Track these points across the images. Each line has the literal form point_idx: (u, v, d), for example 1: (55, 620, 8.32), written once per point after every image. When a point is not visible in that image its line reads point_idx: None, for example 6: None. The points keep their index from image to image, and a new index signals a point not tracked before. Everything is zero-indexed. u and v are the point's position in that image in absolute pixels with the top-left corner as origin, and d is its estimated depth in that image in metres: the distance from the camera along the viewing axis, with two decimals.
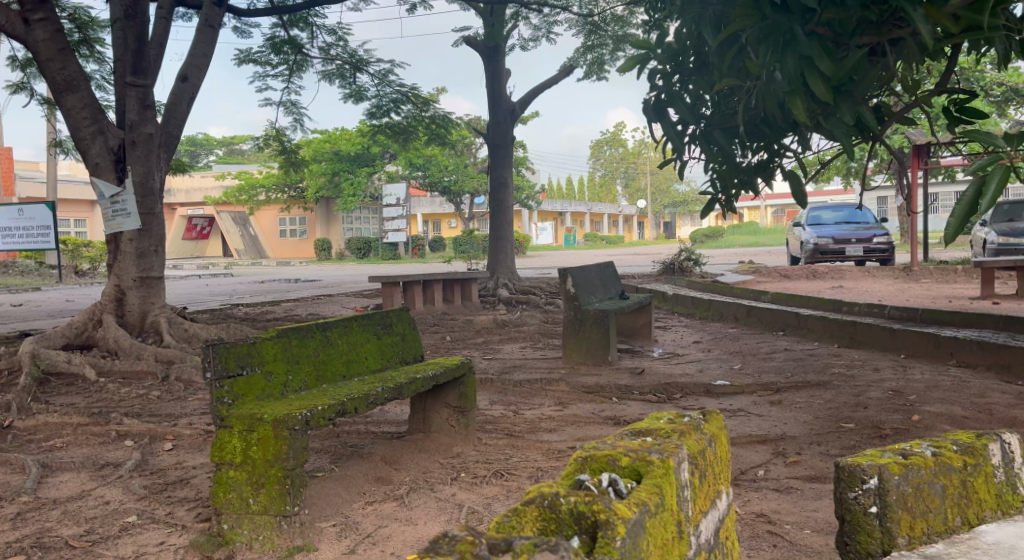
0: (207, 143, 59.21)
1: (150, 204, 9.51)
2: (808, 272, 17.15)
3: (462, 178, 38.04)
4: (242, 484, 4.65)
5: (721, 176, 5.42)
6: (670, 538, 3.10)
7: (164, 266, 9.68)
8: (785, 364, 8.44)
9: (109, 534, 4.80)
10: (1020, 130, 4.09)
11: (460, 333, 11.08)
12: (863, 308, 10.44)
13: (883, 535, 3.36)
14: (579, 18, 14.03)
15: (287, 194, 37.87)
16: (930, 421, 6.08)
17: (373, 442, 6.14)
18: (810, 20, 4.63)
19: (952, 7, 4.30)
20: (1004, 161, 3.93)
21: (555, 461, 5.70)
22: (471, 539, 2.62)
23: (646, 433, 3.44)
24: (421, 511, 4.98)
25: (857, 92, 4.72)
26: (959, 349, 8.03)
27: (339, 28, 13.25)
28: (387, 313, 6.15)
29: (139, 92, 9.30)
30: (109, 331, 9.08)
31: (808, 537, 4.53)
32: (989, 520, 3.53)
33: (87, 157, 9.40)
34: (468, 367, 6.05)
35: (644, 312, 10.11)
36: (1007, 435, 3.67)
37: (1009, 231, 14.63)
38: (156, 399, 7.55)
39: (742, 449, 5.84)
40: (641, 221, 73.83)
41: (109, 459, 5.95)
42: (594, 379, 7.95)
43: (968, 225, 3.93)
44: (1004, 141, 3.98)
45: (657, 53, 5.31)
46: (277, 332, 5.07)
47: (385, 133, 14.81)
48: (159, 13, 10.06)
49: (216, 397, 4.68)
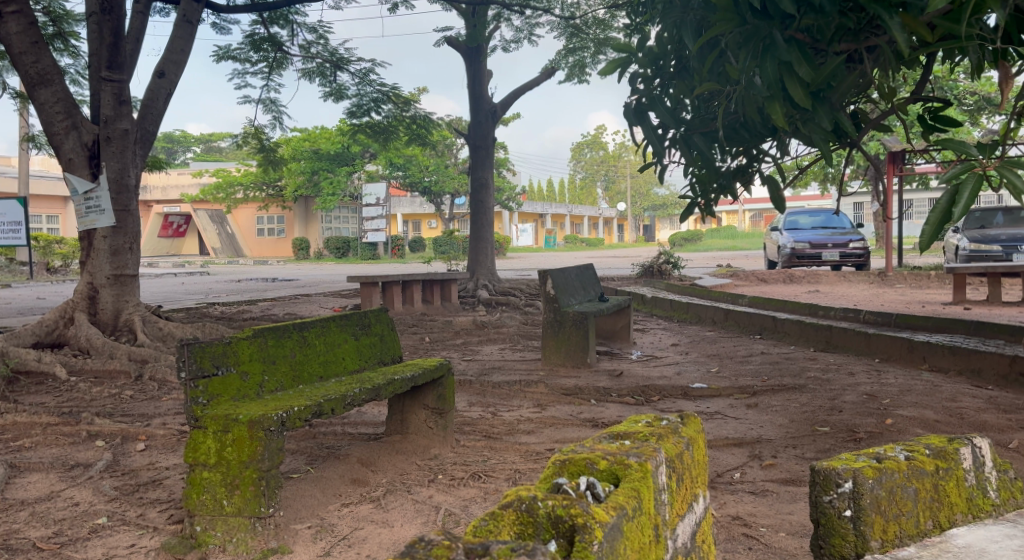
0: (184, 140, 58.69)
1: (125, 201, 9.39)
2: (785, 277, 17.38)
3: (443, 179, 38.31)
4: (217, 485, 4.57)
5: (700, 180, 5.41)
6: (647, 541, 3.05)
7: (139, 264, 9.57)
8: (762, 368, 8.52)
9: (78, 536, 4.66)
10: (991, 140, 4.12)
11: (440, 334, 11.06)
12: (838, 313, 10.59)
13: (857, 538, 3.36)
14: (561, 21, 14.12)
15: (265, 193, 37.54)
16: (903, 425, 6.15)
17: (350, 443, 6.07)
18: (789, 27, 4.62)
19: (927, 16, 4.30)
20: (977, 170, 3.92)
21: (533, 463, 5.64)
22: (447, 544, 2.60)
23: (624, 436, 3.40)
24: (398, 513, 4.89)
25: (834, 97, 4.70)
26: (932, 353, 8.16)
27: (320, 26, 13.16)
28: (367, 314, 6.11)
29: (114, 87, 9.18)
30: (81, 330, 8.93)
31: (782, 540, 4.46)
32: (960, 524, 3.57)
33: (59, 152, 9.26)
34: (446, 367, 6.02)
35: (624, 314, 10.23)
36: (976, 440, 3.72)
37: (980, 237, 14.85)
38: (129, 399, 7.42)
39: (719, 452, 5.85)
40: (619, 225, 74.21)
41: (79, 459, 5.82)
42: (573, 381, 7.96)
43: (943, 233, 3.91)
44: (977, 150, 4.02)
45: (637, 56, 5.31)
46: (253, 331, 5.00)
47: (364, 133, 14.72)
48: (136, 8, 9.92)
49: (191, 397, 4.61)
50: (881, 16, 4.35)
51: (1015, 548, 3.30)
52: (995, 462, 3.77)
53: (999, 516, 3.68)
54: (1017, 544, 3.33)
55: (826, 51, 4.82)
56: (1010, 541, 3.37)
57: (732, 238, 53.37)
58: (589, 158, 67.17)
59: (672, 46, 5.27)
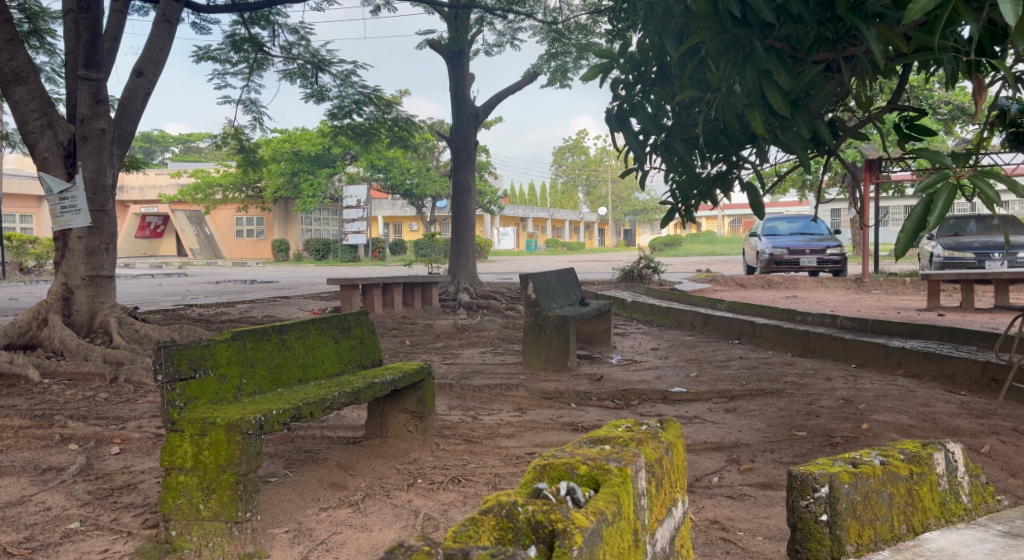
0: (162, 140, 58.32)
1: (101, 201, 9.28)
2: (764, 282, 17.43)
3: (424, 182, 38.22)
4: (193, 490, 4.50)
5: (681, 186, 5.40)
6: (627, 546, 3.02)
7: (115, 264, 9.46)
8: (740, 372, 8.53)
9: (50, 541, 4.58)
10: (962, 150, 4.12)
11: (420, 338, 11.00)
12: (815, 318, 10.62)
13: (833, 543, 3.33)
14: (544, 26, 14.09)
15: (244, 194, 37.27)
16: (878, 430, 6.16)
17: (329, 447, 6.00)
18: (769, 35, 4.61)
19: (903, 28, 4.29)
20: (950, 178, 3.90)
21: (513, 467, 5.59)
22: (427, 549, 2.55)
23: (604, 441, 3.37)
24: (376, 517, 4.84)
25: (813, 106, 4.71)
26: (906, 358, 8.20)
27: (301, 27, 13.08)
28: (347, 317, 6.05)
29: (92, 86, 9.10)
30: (55, 331, 8.80)
31: (760, 544, 4.44)
32: (933, 528, 3.56)
33: (35, 151, 9.15)
34: (427, 371, 5.98)
35: (604, 318, 10.22)
36: (949, 445, 3.73)
37: (953, 244, 14.94)
38: (103, 402, 7.33)
39: (697, 456, 5.83)
40: (599, 229, 74.39)
41: (51, 463, 5.72)
42: (553, 385, 7.93)
43: (918, 241, 3.89)
44: (950, 160, 4.00)
45: (619, 63, 5.31)
46: (231, 334, 4.93)
47: (346, 135, 14.64)
48: (114, 6, 9.82)
49: (168, 400, 4.54)
50: (858, 27, 4.35)
51: (986, 552, 3.29)
52: (967, 467, 3.78)
53: (972, 521, 3.67)
54: (988, 547, 3.33)
55: (804, 59, 4.82)
56: (982, 545, 3.36)
57: (712, 243, 53.58)
58: (571, 162, 67.16)
59: (653, 53, 5.26)
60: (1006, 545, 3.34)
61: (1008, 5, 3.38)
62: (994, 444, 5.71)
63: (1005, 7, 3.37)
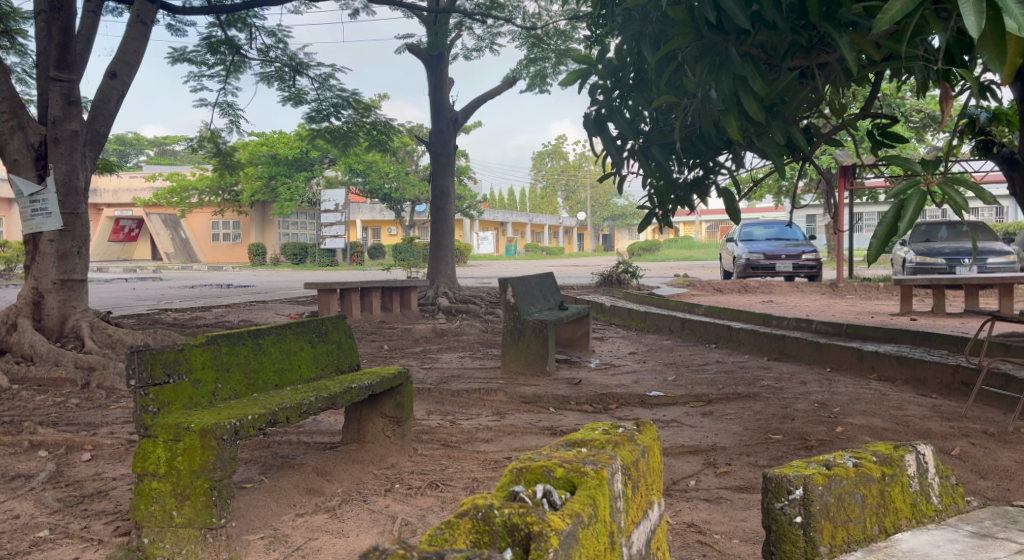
0: (138, 143, 57.59)
1: (73, 204, 9.18)
2: (741, 286, 17.45)
3: (402, 186, 37.96)
4: (166, 496, 4.45)
5: (658, 191, 5.43)
6: (603, 549, 3.00)
7: (88, 268, 9.36)
8: (717, 376, 8.54)
9: (18, 549, 4.51)
10: (936, 155, 4.13)
11: (398, 342, 10.97)
12: (790, 322, 10.69)
13: (807, 545, 3.33)
14: (522, 31, 14.13)
15: (221, 197, 36.90)
16: (852, 433, 6.20)
17: (305, 452, 5.97)
18: (745, 42, 4.63)
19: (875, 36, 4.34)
20: (922, 186, 3.92)
21: (492, 471, 5.58)
22: (402, 552, 2.53)
23: (581, 444, 3.36)
24: (353, 523, 4.80)
25: (787, 112, 4.74)
26: (880, 364, 8.26)
27: (279, 30, 13.01)
28: (323, 321, 6.01)
29: (63, 87, 8.98)
30: (25, 336, 8.68)
31: (736, 547, 4.45)
32: (905, 529, 3.58)
33: (5, 154, 9.08)
34: (405, 376, 5.95)
35: (583, 323, 10.23)
36: (921, 446, 3.76)
37: (925, 250, 15.06)
38: (74, 408, 7.24)
39: (674, 459, 5.84)
40: (579, 234, 74.58)
41: (19, 471, 5.64)
42: (531, 389, 7.92)
43: (889, 246, 3.93)
44: (921, 166, 4.03)
45: (597, 68, 5.33)
46: (206, 338, 4.90)
47: (324, 138, 14.51)
48: (87, 7, 9.74)
49: (141, 405, 4.49)
50: (831, 34, 4.37)
51: (956, 552, 3.30)
52: (937, 468, 3.80)
53: (941, 522, 3.68)
54: (958, 548, 3.35)
55: (779, 66, 4.82)
56: (952, 545, 3.37)
57: (689, 247, 53.83)
58: (551, 167, 67.16)
59: (631, 58, 5.27)
60: (975, 545, 3.36)
61: (972, 17, 3.41)
62: (965, 446, 5.77)
63: (969, 19, 3.40)
